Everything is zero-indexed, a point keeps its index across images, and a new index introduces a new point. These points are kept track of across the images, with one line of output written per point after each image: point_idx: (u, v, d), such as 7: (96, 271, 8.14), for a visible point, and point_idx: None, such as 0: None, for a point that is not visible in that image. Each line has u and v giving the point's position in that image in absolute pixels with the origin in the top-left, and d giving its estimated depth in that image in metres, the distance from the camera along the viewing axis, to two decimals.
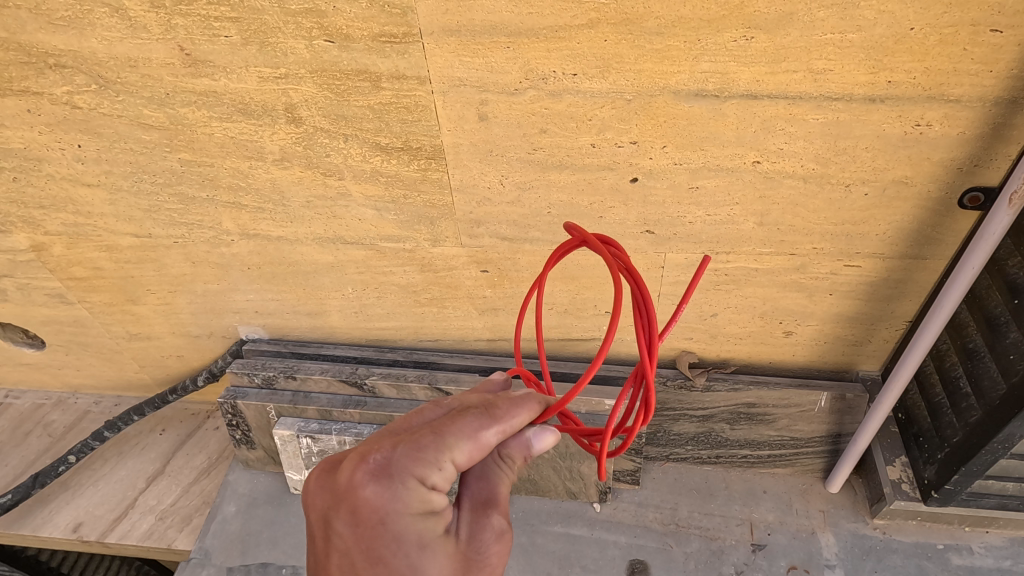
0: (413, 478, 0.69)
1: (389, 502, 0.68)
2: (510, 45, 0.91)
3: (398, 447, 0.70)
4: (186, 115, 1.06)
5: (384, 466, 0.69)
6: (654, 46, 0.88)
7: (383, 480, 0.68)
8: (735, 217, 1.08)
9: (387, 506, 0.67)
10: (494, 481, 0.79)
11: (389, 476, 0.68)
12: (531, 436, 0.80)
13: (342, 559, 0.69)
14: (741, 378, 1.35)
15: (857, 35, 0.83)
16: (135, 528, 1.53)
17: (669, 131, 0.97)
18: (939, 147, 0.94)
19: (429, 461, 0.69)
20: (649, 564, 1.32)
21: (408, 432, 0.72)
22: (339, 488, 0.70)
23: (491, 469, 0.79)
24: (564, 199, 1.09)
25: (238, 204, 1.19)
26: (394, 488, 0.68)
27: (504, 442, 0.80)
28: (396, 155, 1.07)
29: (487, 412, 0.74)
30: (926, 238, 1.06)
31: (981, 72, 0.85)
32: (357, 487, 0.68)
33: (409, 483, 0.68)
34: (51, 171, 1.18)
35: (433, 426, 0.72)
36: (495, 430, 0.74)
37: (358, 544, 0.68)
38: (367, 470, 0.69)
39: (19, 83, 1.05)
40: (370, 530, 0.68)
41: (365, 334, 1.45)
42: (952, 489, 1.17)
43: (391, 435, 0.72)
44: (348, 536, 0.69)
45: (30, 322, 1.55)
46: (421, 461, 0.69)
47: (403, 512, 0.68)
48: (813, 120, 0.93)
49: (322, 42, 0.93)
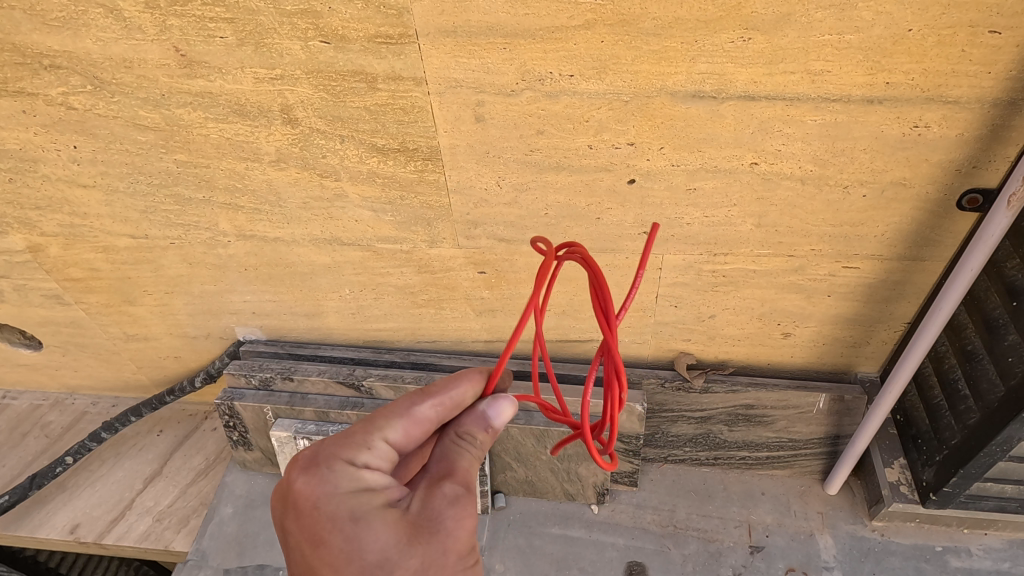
0: (339, 459, 0.77)
1: (318, 487, 0.76)
2: (507, 46, 0.90)
3: (329, 438, 0.80)
4: (182, 115, 1.05)
5: (314, 459, 0.78)
6: (651, 47, 0.88)
7: (311, 469, 0.77)
8: (733, 218, 1.07)
9: (317, 490, 0.76)
10: (453, 458, 0.83)
11: (316, 464, 0.77)
12: (487, 408, 0.88)
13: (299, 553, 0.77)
14: (739, 379, 1.35)
15: (855, 36, 0.83)
16: (133, 529, 1.53)
17: (667, 132, 0.97)
18: (938, 148, 0.93)
19: (355, 444, 0.79)
20: (647, 566, 1.32)
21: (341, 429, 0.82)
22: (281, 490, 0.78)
23: (449, 449, 0.84)
24: (561, 200, 1.09)
25: (234, 205, 1.19)
26: (321, 474, 0.76)
27: (461, 423, 0.87)
28: (392, 157, 1.07)
29: (419, 392, 0.85)
30: (925, 239, 1.06)
31: (979, 73, 0.84)
32: (290, 481, 0.77)
33: (335, 465, 0.77)
34: (47, 172, 1.18)
35: (365, 418, 0.83)
36: (427, 404, 0.84)
37: (303, 533, 0.76)
38: (299, 466, 0.78)
39: (14, 84, 1.04)
40: (309, 516, 0.75)
41: (363, 335, 1.44)
42: (951, 492, 1.17)
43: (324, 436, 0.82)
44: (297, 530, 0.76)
45: (27, 323, 1.55)
46: (347, 444, 0.79)
47: (335, 491, 0.76)
48: (811, 121, 0.93)
49: (318, 43, 0.93)
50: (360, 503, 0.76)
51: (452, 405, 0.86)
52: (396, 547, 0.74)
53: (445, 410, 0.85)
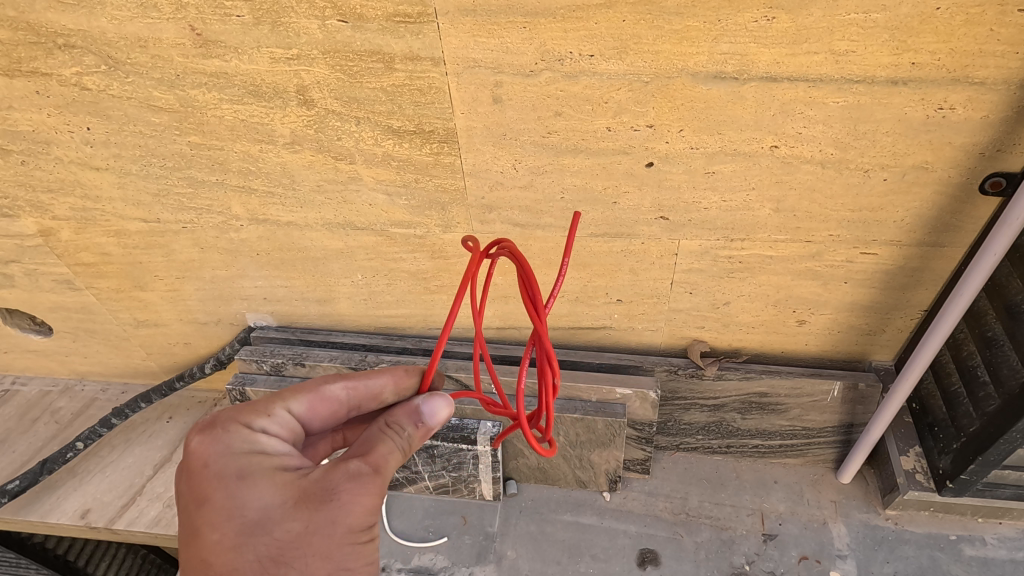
0: (237, 423, 0.83)
1: (211, 447, 0.80)
2: (527, 26, 0.89)
3: (230, 408, 0.86)
4: (196, 97, 1.05)
5: (212, 423, 0.83)
6: (673, 27, 0.87)
7: (208, 432, 0.82)
8: (751, 203, 1.06)
9: (210, 450, 0.80)
10: (373, 442, 0.83)
11: (214, 427, 0.82)
12: (421, 403, 0.88)
13: (183, 515, 0.79)
14: (753, 366, 1.34)
15: (881, 15, 0.82)
16: (143, 515, 1.53)
17: (687, 114, 0.96)
18: (962, 131, 0.92)
19: (256, 411, 0.85)
20: (659, 553, 1.32)
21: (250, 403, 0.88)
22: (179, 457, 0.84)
23: (373, 434, 0.84)
24: (577, 183, 1.08)
25: (247, 188, 1.18)
26: (216, 434, 0.81)
27: (392, 413, 0.88)
28: (407, 139, 1.06)
29: (337, 375, 0.91)
30: (945, 224, 1.05)
31: (1007, 53, 0.83)
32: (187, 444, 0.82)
33: (233, 429, 0.82)
34: (60, 154, 1.17)
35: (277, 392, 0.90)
36: (338, 385, 0.90)
37: (190, 494, 0.79)
38: (195, 429, 0.83)
39: (28, 64, 1.04)
40: (198, 474, 0.79)
41: (374, 321, 1.44)
42: (968, 480, 1.17)
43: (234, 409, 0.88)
44: (183, 492, 0.80)
45: (37, 308, 1.54)
46: (248, 410, 0.85)
47: (226, 452, 0.80)
48: (833, 103, 0.92)
49: (335, 22, 0.92)
50: (257, 467, 0.79)
51: (369, 394, 0.91)
52: (283, 513, 0.76)
53: (358, 395, 0.90)
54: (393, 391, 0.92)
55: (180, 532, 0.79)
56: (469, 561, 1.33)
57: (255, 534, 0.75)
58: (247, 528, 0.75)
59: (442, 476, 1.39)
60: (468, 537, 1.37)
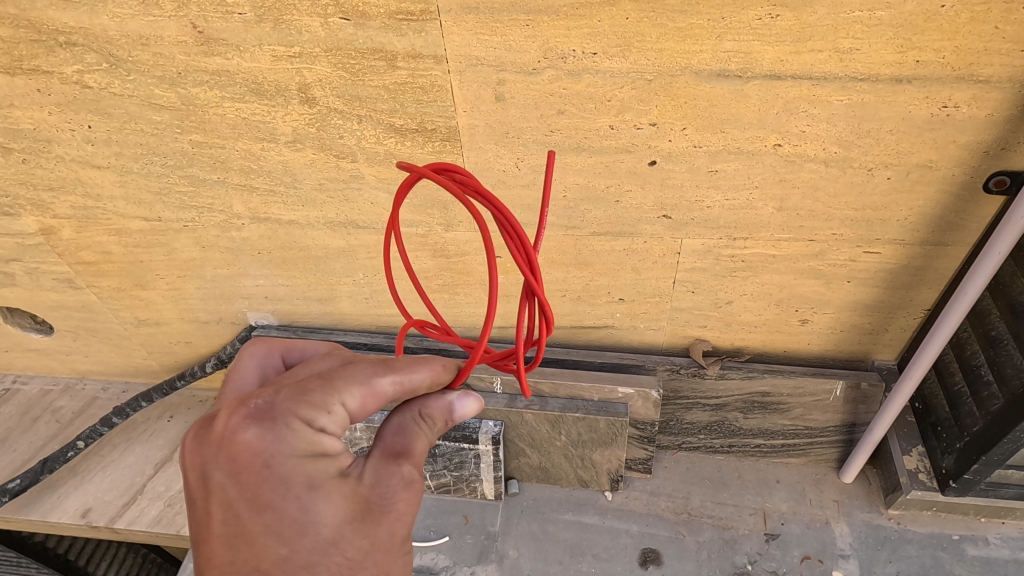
0: (298, 418, 0.67)
1: (271, 443, 0.65)
2: (530, 23, 0.89)
3: (280, 392, 0.68)
4: (198, 95, 1.05)
5: (265, 410, 0.66)
6: (676, 25, 0.86)
7: (264, 422, 0.65)
8: (754, 202, 1.06)
9: (269, 448, 0.65)
10: (411, 437, 0.78)
11: (271, 418, 0.66)
12: (454, 399, 0.82)
13: (226, 515, 0.64)
14: (755, 366, 1.34)
15: (886, 12, 0.81)
16: (144, 514, 1.53)
17: (690, 112, 0.95)
18: (966, 129, 0.92)
19: (315, 403, 0.68)
20: (661, 553, 1.31)
21: (295, 381, 0.71)
22: (213, 439, 0.66)
23: (408, 425, 0.79)
24: (580, 182, 1.07)
25: (249, 186, 1.18)
26: (277, 430, 0.65)
27: (426, 402, 0.81)
28: (409, 137, 1.06)
29: (382, 364, 0.75)
30: (948, 223, 1.04)
31: (1012, 51, 0.83)
32: (234, 432, 0.65)
33: (295, 425, 0.66)
34: (61, 153, 1.17)
35: (322, 372, 0.71)
36: (389, 378, 0.74)
37: (242, 494, 0.64)
38: (244, 414, 0.66)
39: (29, 62, 1.03)
40: (254, 474, 0.64)
41: (376, 320, 1.44)
42: (971, 480, 1.16)
43: (274, 384, 0.70)
44: (228, 486, 0.64)
45: (38, 307, 1.54)
46: (306, 401, 0.67)
47: (289, 453, 0.65)
48: (837, 101, 0.91)
49: (337, 19, 0.92)
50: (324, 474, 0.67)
51: (410, 392, 0.77)
52: (353, 528, 0.67)
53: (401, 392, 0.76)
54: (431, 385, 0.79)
55: (216, 534, 0.64)
56: (471, 561, 1.33)
57: (326, 552, 0.65)
58: (319, 545, 0.64)
59: (443, 476, 1.39)
60: (470, 537, 1.37)
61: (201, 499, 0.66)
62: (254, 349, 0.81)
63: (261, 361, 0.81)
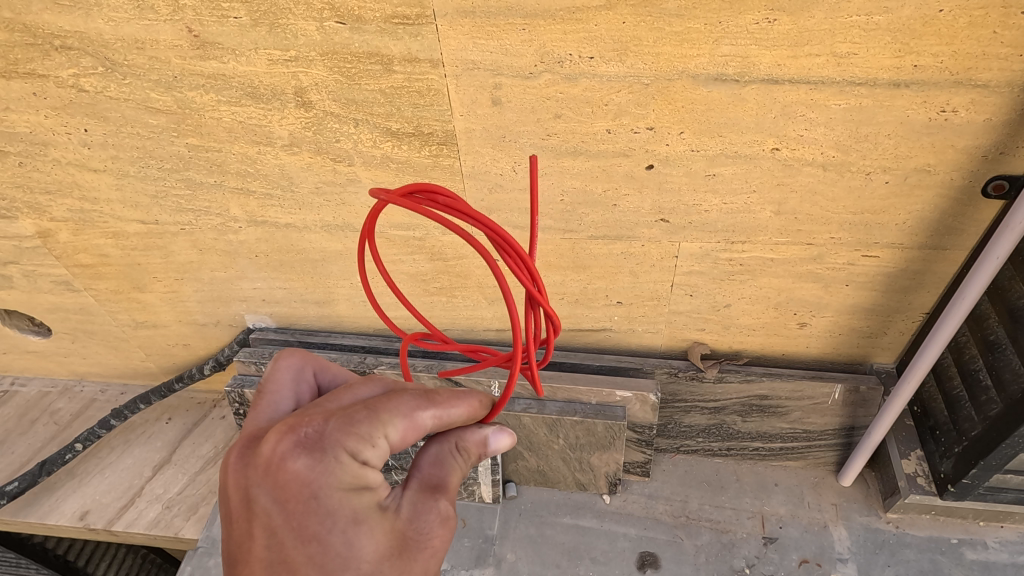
0: (345, 450, 0.66)
1: (320, 476, 0.64)
2: (527, 27, 0.88)
3: (329, 421, 0.68)
4: (194, 98, 1.04)
5: (315, 440, 0.66)
6: (673, 29, 0.86)
7: (314, 453, 0.65)
8: (752, 205, 1.06)
9: (318, 480, 0.64)
10: (446, 470, 0.79)
11: (320, 449, 0.65)
12: (489, 433, 0.84)
13: (270, 542, 0.64)
14: (754, 369, 1.34)
15: (884, 17, 0.81)
16: (142, 516, 1.53)
17: (687, 116, 0.95)
18: (965, 133, 0.91)
19: (363, 435, 0.67)
20: (659, 556, 1.31)
21: (341, 408, 0.70)
22: (260, 462, 0.66)
23: (444, 457, 0.80)
24: (577, 185, 1.07)
25: (246, 190, 1.18)
26: (326, 462, 0.65)
27: (462, 435, 0.83)
28: (406, 141, 1.05)
29: (424, 396, 0.74)
30: (946, 227, 1.04)
31: (1010, 56, 0.82)
32: (284, 459, 0.65)
33: (342, 457, 0.66)
34: (57, 156, 1.17)
35: (368, 401, 0.70)
36: (430, 412, 0.73)
37: (287, 522, 0.64)
38: (295, 442, 0.65)
39: (25, 66, 1.03)
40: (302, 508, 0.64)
41: (373, 323, 1.44)
42: (969, 484, 1.16)
43: (321, 409, 0.69)
44: (274, 513, 0.65)
45: (36, 309, 1.54)
46: (355, 434, 0.67)
47: (335, 486, 0.65)
48: (835, 105, 0.91)
49: (333, 23, 0.91)
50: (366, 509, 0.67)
51: (446, 424, 0.77)
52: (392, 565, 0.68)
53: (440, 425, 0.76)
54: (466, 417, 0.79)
55: (257, 558, 0.64)
56: (469, 564, 1.33)
57: None
58: None
59: None
60: (468, 540, 1.37)
61: (244, 520, 0.66)
62: (290, 362, 0.80)
63: (296, 374, 0.80)
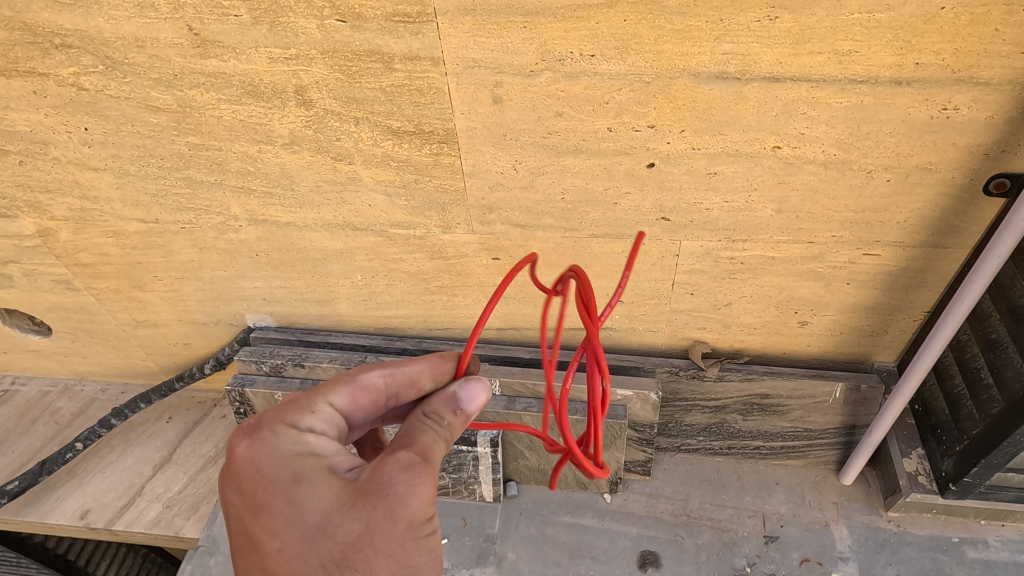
0: (282, 424, 0.75)
1: (260, 450, 0.73)
2: (528, 25, 0.88)
3: (274, 408, 0.78)
4: (194, 97, 1.04)
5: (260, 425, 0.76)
6: (674, 26, 0.86)
7: (255, 435, 0.74)
8: (753, 204, 1.06)
9: (259, 454, 0.73)
10: (416, 432, 0.77)
11: (260, 430, 0.75)
12: (460, 388, 0.81)
13: (239, 526, 0.72)
14: (755, 368, 1.34)
15: (885, 14, 0.81)
16: (143, 516, 1.53)
17: (689, 114, 0.95)
18: (967, 131, 0.91)
19: (299, 408, 0.77)
20: (660, 555, 1.31)
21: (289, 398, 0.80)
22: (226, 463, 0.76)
23: (413, 424, 0.78)
24: (578, 184, 1.07)
25: (246, 189, 1.18)
26: (264, 437, 0.74)
27: (429, 401, 0.81)
28: (406, 139, 1.05)
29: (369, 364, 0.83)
30: (948, 225, 1.04)
31: (1012, 53, 0.82)
32: (233, 448, 0.74)
33: (279, 430, 0.75)
34: (58, 155, 1.17)
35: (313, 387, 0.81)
36: (374, 372, 0.82)
37: (244, 501, 0.72)
38: (241, 432, 0.76)
39: (25, 64, 1.03)
40: (251, 481, 0.72)
41: (374, 322, 1.43)
42: (971, 483, 1.16)
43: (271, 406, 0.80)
44: (237, 501, 0.73)
45: (36, 309, 1.54)
46: (293, 408, 0.77)
47: (277, 456, 0.73)
48: (836, 104, 0.91)
49: (334, 22, 0.91)
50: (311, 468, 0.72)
51: (407, 383, 0.82)
52: (348, 515, 0.69)
53: (396, 384, 0.82)
54: (431, 379, 0.84)
55: (237, 548, 0.73)
56: (469, 563, 1.33)
57: (319, 539, 0.69)
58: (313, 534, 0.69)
59: (442, 477, 1.39)
60: (468, 539, 1.37)
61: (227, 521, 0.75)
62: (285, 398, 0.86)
63: None
